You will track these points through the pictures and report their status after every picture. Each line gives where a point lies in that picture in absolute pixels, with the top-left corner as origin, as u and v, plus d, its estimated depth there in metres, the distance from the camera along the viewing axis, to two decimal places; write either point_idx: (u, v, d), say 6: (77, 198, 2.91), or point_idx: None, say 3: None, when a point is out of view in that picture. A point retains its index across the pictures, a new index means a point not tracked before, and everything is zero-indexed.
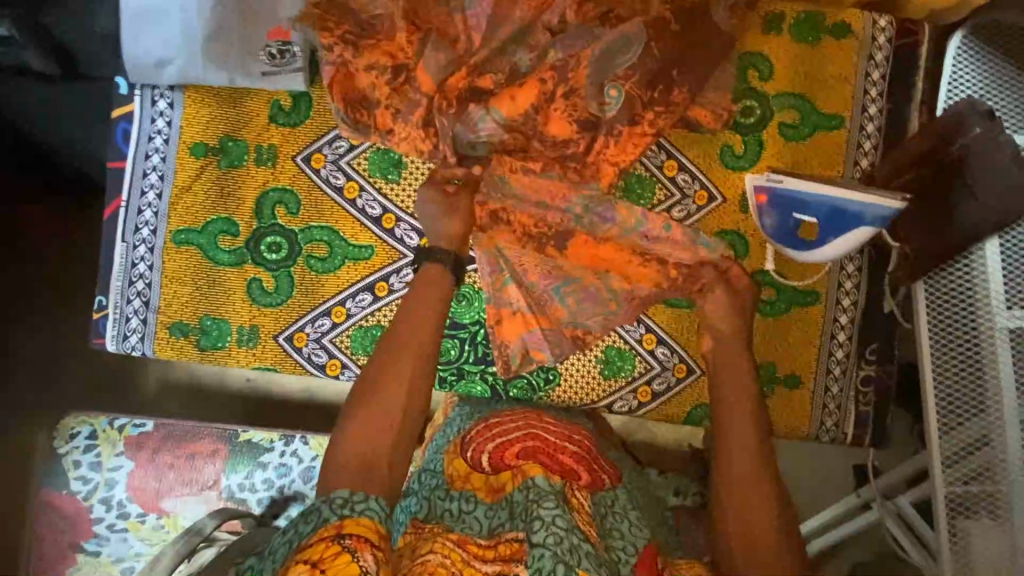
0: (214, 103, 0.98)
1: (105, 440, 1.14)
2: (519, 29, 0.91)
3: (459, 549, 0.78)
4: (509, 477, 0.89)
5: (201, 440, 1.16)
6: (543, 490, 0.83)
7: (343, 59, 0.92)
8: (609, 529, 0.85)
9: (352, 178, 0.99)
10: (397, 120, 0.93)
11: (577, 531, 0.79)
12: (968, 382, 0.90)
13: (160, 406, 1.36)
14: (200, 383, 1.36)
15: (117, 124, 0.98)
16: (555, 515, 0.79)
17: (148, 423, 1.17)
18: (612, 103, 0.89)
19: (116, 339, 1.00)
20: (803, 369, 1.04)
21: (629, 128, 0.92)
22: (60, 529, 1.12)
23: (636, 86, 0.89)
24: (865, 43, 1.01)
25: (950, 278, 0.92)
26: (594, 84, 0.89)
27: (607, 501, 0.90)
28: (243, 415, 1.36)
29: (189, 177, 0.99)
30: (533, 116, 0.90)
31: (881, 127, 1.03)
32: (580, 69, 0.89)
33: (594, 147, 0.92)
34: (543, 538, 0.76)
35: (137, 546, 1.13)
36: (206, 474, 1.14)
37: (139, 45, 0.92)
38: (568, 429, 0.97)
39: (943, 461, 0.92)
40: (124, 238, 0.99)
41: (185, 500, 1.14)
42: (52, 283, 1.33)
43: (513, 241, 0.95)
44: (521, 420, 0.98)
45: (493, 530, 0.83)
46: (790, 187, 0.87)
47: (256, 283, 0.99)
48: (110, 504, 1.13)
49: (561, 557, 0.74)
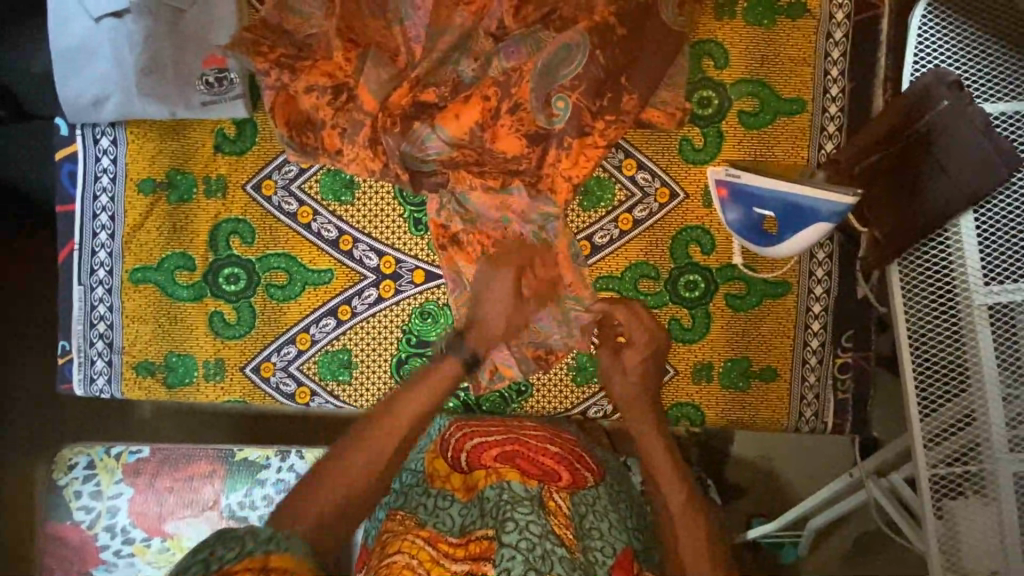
0: (157, 136, 0.96)
1: (104, 468, 1.15)
2: (460, 36, 0.88)
3: (428, 548, 0.78)
4: (482, 476, 0.88)
5: (198, 462, 1.17)
6: (518, 494, 0.82)
7: (282, 82, 0.90)
8: (588, 529, 0.83)
9: (305, 202, 0.98)
10: (344, 140, 0.90)
11: (551, 536, 0.77)
12: (947, 363, 0.87)
13: (157, 430, 1.36)
14: (193, 406, 1.35)
15: (61, 165, 0.96)
16: (529, 520, 0.78)
17: (145, 449, 1.19)
18: (561, 115, 0.85)
19: (83, 382, 0.99)
20: (777, 363, 1.02)
21: (579, 140, 0.87)
22: (70, 559, 1.13)
23: (583, 96, 0.85)
24: (823, 21, 0.98)
25: (925, 257, 0.89)
26: (539, 98, 0.85)
27: (586, 499, 0.87)
28: (234, 435, 1.36)
29: (139, 215, 0.97)
30: (478, 134, 0.87)
31: (845, 108, 1.00)
32: (523, 84, 0.86)
33: (545, 160, 0.88)
34: (515, 540, 0.75)
35: (145, 569, 1.12)
36: (204, 495, 1.14)
37: (69, 87, 0.90)
38: (549, 432, 0.94)
39: (926, 445, 0.89)
40: (81, 281, 0.98)
41: (186, 522, 1.13)
42: (34, 312, 1.31)
43: (469, 258, 0.95)
44: (500, 426, 0.95)
45: (465, 528, 0.83)
46: (747, 181, 0.84)
47: (218, 316, 0.98)
48: (113, 530, 1.13)
49: (532, 562, 0.73)
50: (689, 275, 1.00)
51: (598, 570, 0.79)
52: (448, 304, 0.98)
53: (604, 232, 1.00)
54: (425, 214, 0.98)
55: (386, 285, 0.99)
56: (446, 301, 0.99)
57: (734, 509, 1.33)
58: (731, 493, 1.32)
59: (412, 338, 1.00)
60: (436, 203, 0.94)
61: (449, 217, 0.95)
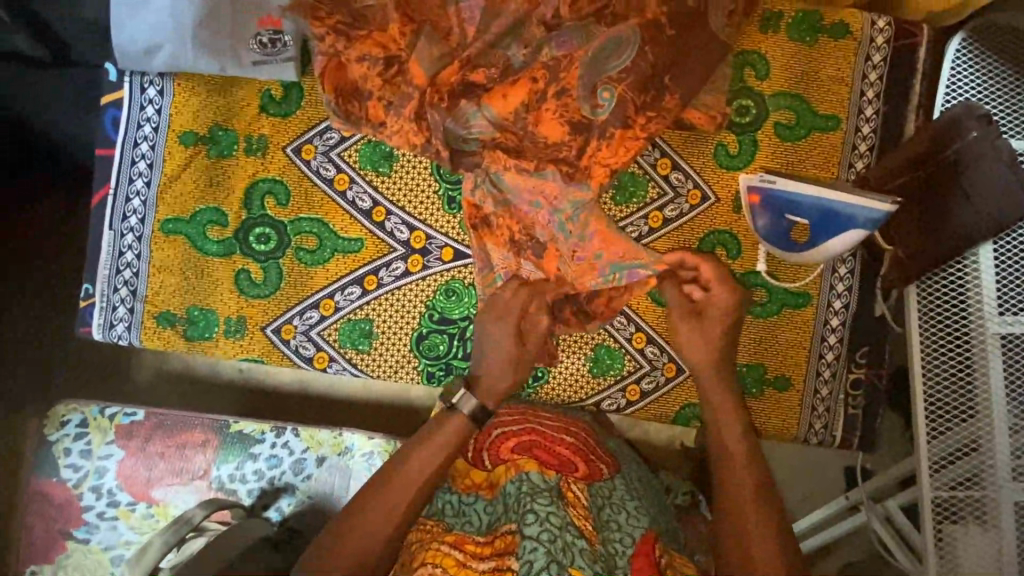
0: (202, 91, 0.97)
1: (97, 427, 1.13)
2: (513, 22, 0.90)
3: (454, 553, 0.79)
4: (502, 472, 0.89)
5: (194, 429, 1.15)
6: (536, 486, 0.83)
7: (336, 50, 0.92)
8: (605, 521, 0.83)
9: (343, 170, 0.99)
10: (389, 113, 0.92)
11: (572, 528, 0.79)
12: (957, 389, 0.90)
13: (155, 397, 1.33)
14: (195, 374, 1.33)
15: (106, 111, 0.97)
16: (549, 511, 0.79)
17: (139, 412, 1.16)
18: (605, 105, 0.87)
19: (102, 327, 0.99)
20: (792, 373, 1.03)
21: (621, 132, 0.88)
22: (50, 516, 1.12)
23: (629, 88, 0.87)
24: (864, 43, 1.00)
25: (943, 283, 0.92)
26: (586, 86, 0.87)
27: (604, 491, 0.87)
28: (236, 408, 1.33)
29: (177, 166, 0.98)
30: (522, 115, 0.89)
31: (876, 129, 1.02)
32: (573, 69, 0.88)
33: (587, 150, 0.89)
34: (537, 532, 0.77)
35: (127, 534, 1.12)
36: (196, 464, 1.13)
37: (123, 32, 0.90)
38: (565, 420, 0.96)
39: (931, 467, 0.91)
40: (112, 227, 0.98)
41: (174, 490, 1.13)
42: (37, 291, 1.30)
43: (500, 241, 0.96)
44: (522, 414, 0.97)
45: (490, 527, 0.84)
46: (782, 187, 0.86)
47: (245, 274, 0.99)
48: (99, 492, 1.12)
49: (554, 555, 0.75)
50: None
51: (619, 562, 0.79)
52: (474, 284, 0.99)
53: (634, 227, 1.01)
54: (459, 193, 0.99)
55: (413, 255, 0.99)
56: (473, 280, 1.00)
57: None
58: None
59: (434, 314, 1.01)
60: (471, 182, 0.95)
61: (483, 197, 0.95)
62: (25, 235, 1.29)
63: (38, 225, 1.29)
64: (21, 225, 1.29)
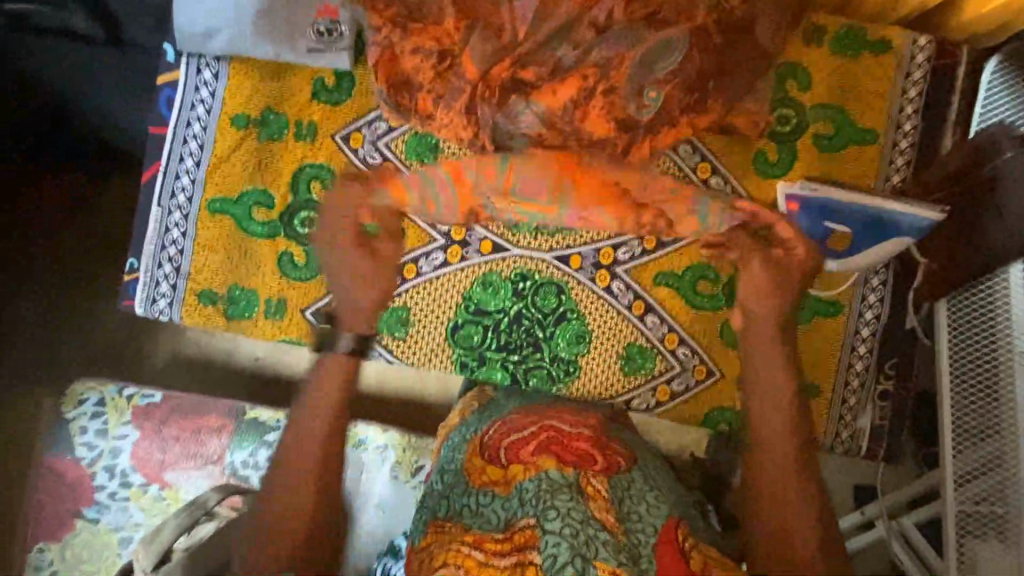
0: (257, 76, 1.00)
1: (115, 408, 1.15)
2: (565, 21, 0.83)
3: (475, 553, 0.75)
4: (520, 471, 0.82)
5: (208, 414, 1.16)
6: (556, 483, 0.78)
7: (389, 41, 0.93)
8: (627, 512, 0.79)
9: (390, 159, 1.02)
10: (437, 106, 0.93)
11: (594, 521, 0.75)
12: (985, 404, 0.92)
13: (171, 381, 1.32)
14: (213, 359, 1.31)
15: (162, 90, 0.98)
16: (570, 506, 0.75)
17: (156, 394, 1.18)
18: (650, 105, 0.86)
19: (144, 302, 1.01)
20: (821, 379, 1.04)
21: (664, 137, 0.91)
22: (61, 494, 1.12)
23: (677, 89, 0.85)
24: (904, 59, 1.02)
25: (973, 300, 0.95)
26: (634, 85, 0.84)
27: (623, 484, 0.83)
28: (253, 394, 1.31)
29: (228, 147, 1.00)
30: (571, 112, 0.87)
31: (914, 145, 1.03)
32: (621, 71, 0.84)
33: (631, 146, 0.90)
34: (559, 527, 0.73)
35: (136, 515, 1.12)
36: (210, 448, 1.15)
37: (185, 14, 0.93)
38: (582, 419, 0.93)
39: (954, 479, 0.93)
40: (160, 203, 1.00)
41: (187, 474, 1.14)
42: (50, 276, 1.29)
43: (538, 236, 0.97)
44: (533, 418, 0.92)
45: (509, 521, 0.79)
46: (822, 195, 0.89)
47: (287, 256, 1.00)
48: (113, 472, 1.13)
49: (578, 549, 0.72)
50: None
51: (643, 553, 0.75)
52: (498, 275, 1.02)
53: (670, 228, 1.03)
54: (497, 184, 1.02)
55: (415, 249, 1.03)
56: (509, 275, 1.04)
57: None
58: None
59: (470, 304, 1.04)
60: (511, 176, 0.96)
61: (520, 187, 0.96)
62: (24, 235, 1.29)
63: (38, 227, 1.29)
64: (21, 226, 1.29)
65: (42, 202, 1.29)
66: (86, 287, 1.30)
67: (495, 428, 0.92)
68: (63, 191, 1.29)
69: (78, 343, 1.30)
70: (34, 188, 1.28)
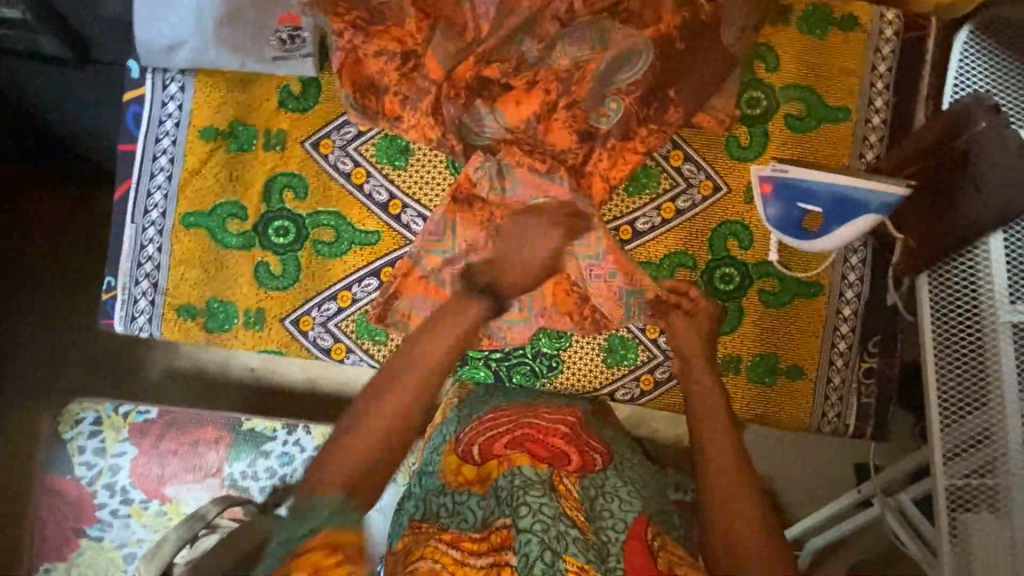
0: (224, 88, 0.99)
1: (110, 425, 1.15)
2: (527, 18, 0.92)
3: (451, 550, 0.75)
4: (495, 467, 0.85)
5: (206, 427, 1.17)
6: (529, 479, 0.79)
7: (353, 44, 0.93)
8: (598, 512, 0.81)
9: (360, 164, 1.00)
10: (405, 107, 0.95)
11: (564, 517, 0.75)
12: (970, 377, 0.89)
13: (167, 395, 1.32)
14: (206, 371, 1.32)
15: (129, 106, 0.98)
16: (542, 502, 0.75)
17: (152, 410, 1.18)
18: (611, 116, 0.93)
19: (124, 319, 1.01)
20: (805, 361, 1.04)
21: (621, 142, 0.95)
22: (64, 514, 1.12)
23: (636, 101, 0.93)
24: (872, 35, 1.02)
25: (953, 272, 0.91)
26: (595, 96, 0.93)
27: (596, 482, 0.85)
28: (249, 405, 1.32)
29: (198, 160, 0.99)
30: (532, 124, 0.94)
31: (886, 120, 1.03)
32: (583, 84, 0.93)
33: (591, 157, 0.95)
34: (530, 523, 0.72)
35: (139, 531, 1.12)
36: (208, 461, 1.14)
37: (147, 28, 0.92)
38: (558, 414, 0.94)
39: (944, 455, 0.91)
40: (134, 220, 1.00)
41: (187, 487, 1.13)
42: (41, 292, 1.29)
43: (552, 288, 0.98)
44: (513, 413, 0.94)
45: (485, 520, 0.80)
46: (794, 175, 0.88)
47: (264, 266, 1.00)
48: (113, 489, 1.13)
49: (549, 543, 0.70)
50: (726, 268, 1.02)
51: (612, 549, 0.76)
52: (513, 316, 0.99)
53: (646, 218, 1.02)
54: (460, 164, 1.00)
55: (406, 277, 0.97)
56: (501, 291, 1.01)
57: None
58: None
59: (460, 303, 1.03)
60: (477, 164, 0.96)
61: (484, 177, 0.96)
62: (24, 236, 1.29)
63: (38, 226, 1.30)
64: (21, 226, 1.29)
65: (42, 202, 1.29)
66: (87, 286, 1.30)
67: (472, 427, 0.92)
68: (64, 191, 1.30)
69: (79, 343, 1.30)
70: (35, 189, 1.29)
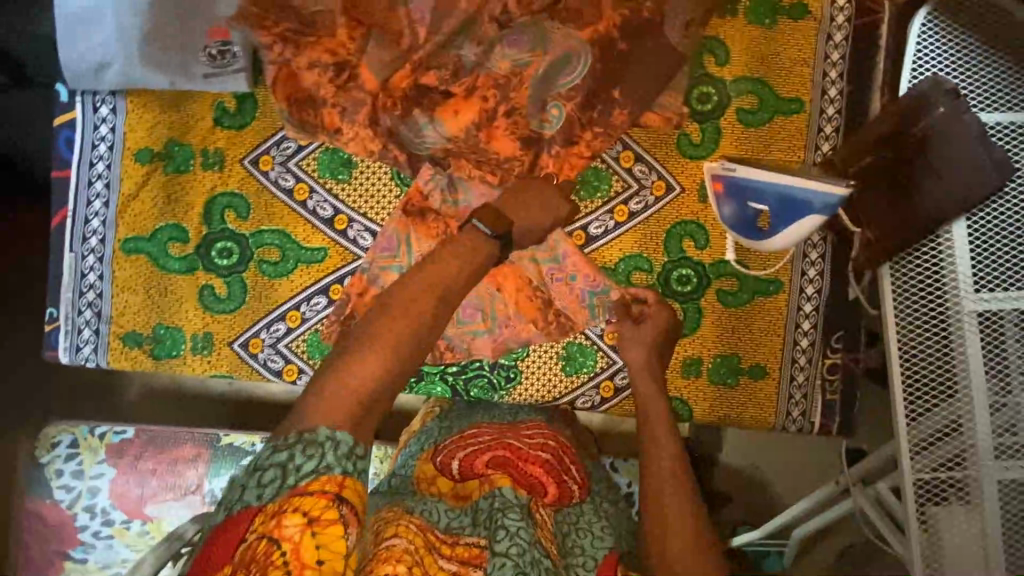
0: (156, 107, 0.96)
1: (87, 446, 1.09)
2: (464, 21, 0.90)
3: (423, 535, 0.72)
4: (477, 486, 0.82)
5: (184, 444, 1.11)
6: (508, 501, 0.77)
7: (285, 58, 0.91)
8: (570, 548, 0.79)
9: (302, 179, 0.97)
10: (344, 119, 0.92)
11: (539, 546, 0.74)
12: (935, 368, 0.82)
13: (143, 414, 1.30)
14: (183, 387, 1.30)
15: (60, 132, 0.95)
16: (519, 526, 0.73)
17: (129, 429, 1.12)
18: (553, 121, 0.92)
19: (68, 350, 0.99)
20: (767, 361, 1.02)
21: (566, 149, 0.93)
22: (46, 538, 1.08)
23: (575, 107, 0.92)
24: (823, 23, 0.99)
25: (917, 261, 0.84)
26: (536, 102, 0.91)
27: (570, 517, 0.83)
28: (227, 417, 1.30)
29: (134, 184, 0.97)
30: (474, 132, 0.91)
31: (842, 110, 0.99)
32: (523, 89, 0.91)
33: (537, 163, 0.92)
34: (506, 547, 0.71)
35: (124, 552, 1.08)
36: (188, 478, 1.09)
37: (73, 50, 0.89)
38: (540, 437, 0.90)
39: (909, 449, 0.83)
40: (72, 249, 0.97)
41: (167, 505, 1.08)
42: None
43: (511, 290, 0.98)
44: (494, 430, 0.90)
45: (451, 527, 0.77)
46: (743, 174, 0.85)
47: (208, 290, 0.98)
48: (93, 511, 1.08)
49: (522, 568, 0.69)
50: (684, 268, 1.00)
51: None
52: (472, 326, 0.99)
53: (599, 222, 0.99)
54: (408, 178, 0.96)
55: (361, 295, 0.96)
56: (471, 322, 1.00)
57: (722, 519, 1.29)
58: (718, 500, 1.29)
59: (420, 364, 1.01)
60: (428, 175, 0.94)
61: (434, 190, 0.94)
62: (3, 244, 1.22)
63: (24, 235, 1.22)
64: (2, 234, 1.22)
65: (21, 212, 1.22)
66: None
67: (451, 439, 0.90)
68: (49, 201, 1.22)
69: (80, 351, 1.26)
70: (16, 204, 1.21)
